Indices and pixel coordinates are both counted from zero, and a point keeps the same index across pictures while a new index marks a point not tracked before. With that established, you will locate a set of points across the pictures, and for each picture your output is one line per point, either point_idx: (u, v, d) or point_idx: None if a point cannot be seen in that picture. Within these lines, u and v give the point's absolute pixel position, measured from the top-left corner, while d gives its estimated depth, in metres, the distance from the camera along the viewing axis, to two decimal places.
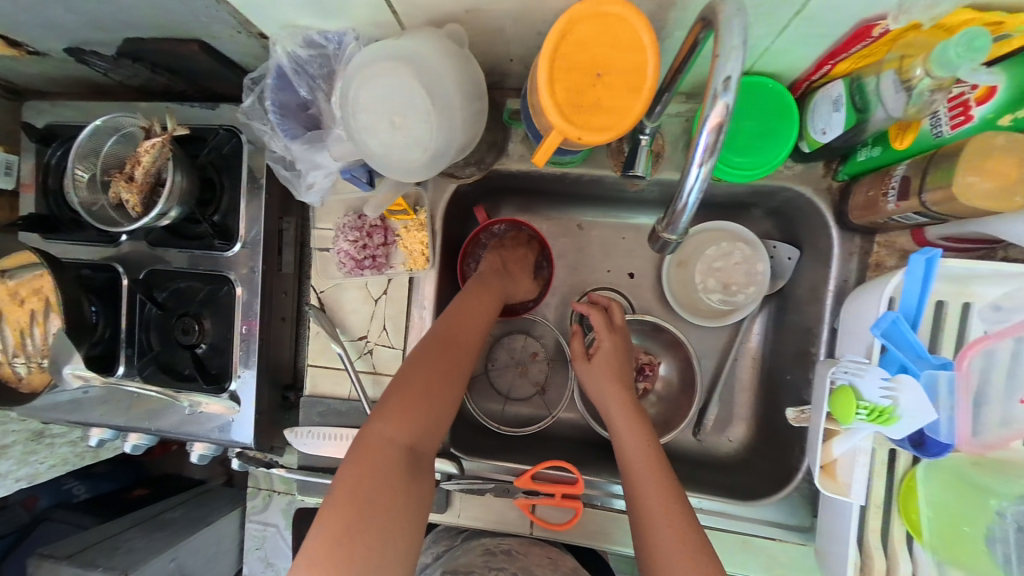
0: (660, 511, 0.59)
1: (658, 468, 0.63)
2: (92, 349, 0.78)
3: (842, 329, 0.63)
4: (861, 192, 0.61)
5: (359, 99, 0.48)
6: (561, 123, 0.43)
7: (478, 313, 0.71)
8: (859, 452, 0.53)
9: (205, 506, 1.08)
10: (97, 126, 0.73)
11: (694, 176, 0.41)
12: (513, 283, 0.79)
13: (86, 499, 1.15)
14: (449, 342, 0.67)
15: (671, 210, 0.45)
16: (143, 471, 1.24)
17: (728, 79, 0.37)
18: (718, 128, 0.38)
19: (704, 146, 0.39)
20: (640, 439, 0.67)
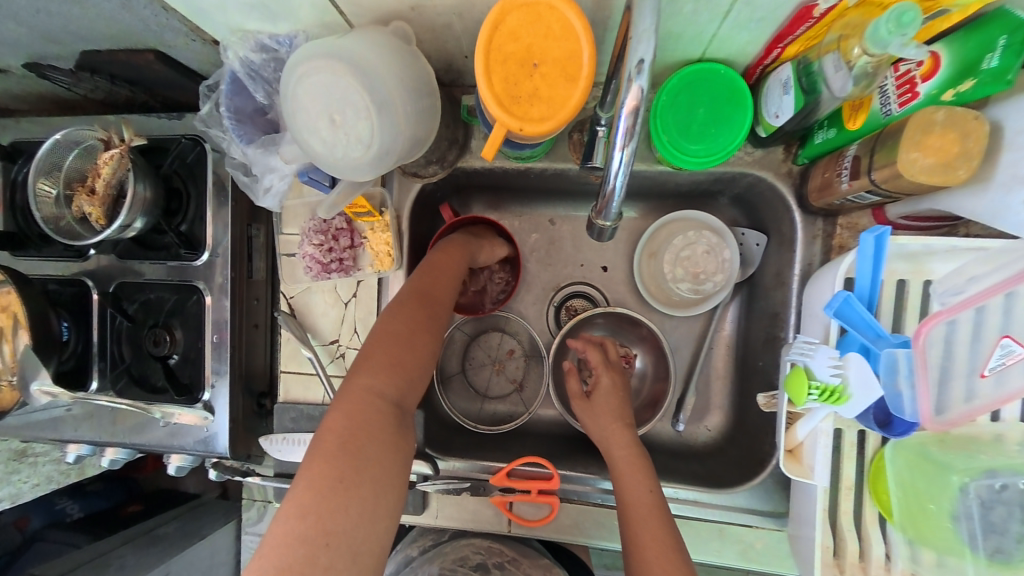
0: (644, 525, 0.62)
1: (659, 511, 0.63)
2: (62, 364, 0.78)
3: (806, 312, 0.63)
4: (817, 174, 0.61)
5: (299, 98, 0.48)
6: (501, 114, 0.43)
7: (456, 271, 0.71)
8: (819, 433, 0.52)
9: (197, 518, 1.08)
10: (56, 140, 0.72)
11: (617, 161, 0.42)
12: (481, 245, 0.76)
13: (79, 518, 1.13)
14: (428, 297, 0.67)
15: (602, 195, 0.47)
16: (137, 488, 1.22)
17: (641, 62, 0.38)
18: (634, 111, 0.39)
19: (622, 130, 0.40)
20: (640, 479, 0.66)
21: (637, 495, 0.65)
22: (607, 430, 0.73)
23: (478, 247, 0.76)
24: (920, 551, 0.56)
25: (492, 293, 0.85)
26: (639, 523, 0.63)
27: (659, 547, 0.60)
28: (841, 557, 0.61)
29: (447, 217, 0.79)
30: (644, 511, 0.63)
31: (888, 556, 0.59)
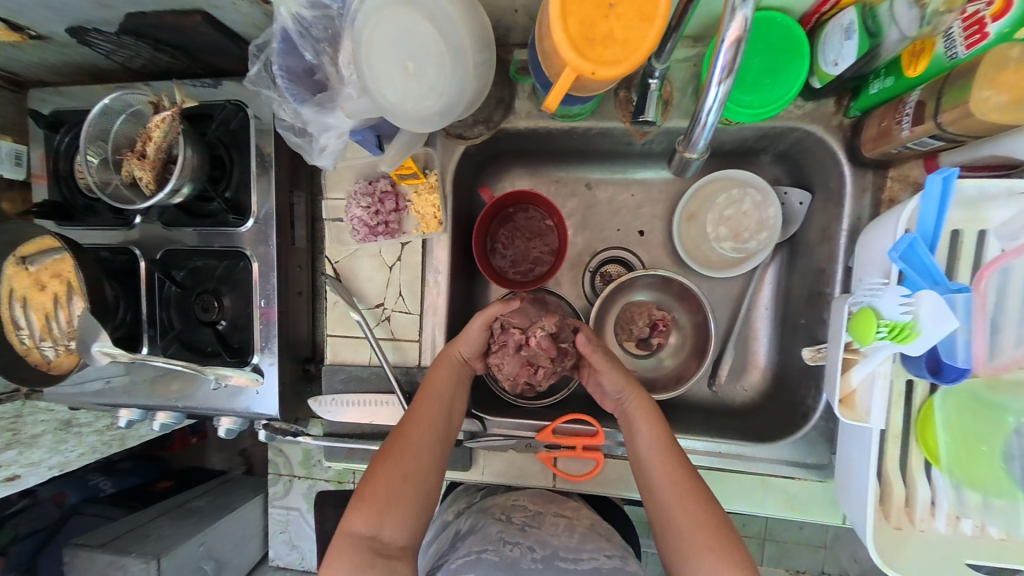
0: (689, 514, 0.58)
1: (705, 515, 0.57)
2: (117, 330, 0.80)
3: (858, 264, 0.61)
4: (873, 125, 0.61)
5: (370, 47, 0.48)
6: (573, 58, 0.44)
7: (435, 391, 0.68)
8: (878, 376, 0.53)
9: (227, 495, 1.31)
10: (105, 105, 0.72)
11: (713, 98, 0.43)
12: (457, 337, 0.71)
13: (113, 493, 1.35)
14: (410, 415, 0.66)
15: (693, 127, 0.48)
16: (166, 467, 1.46)
17: None
18: (736, 43, 0.39)
19: (722, 64, 0.41)
20: (673, 462, 0.61)
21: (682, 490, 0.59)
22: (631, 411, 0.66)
23: (453, 344, 0.72)
24: (966, 494, 0.58)
25: (522, 325, 0.69)
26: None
27: (713, 542, 0.56)
28: (888, 502, 0.61)
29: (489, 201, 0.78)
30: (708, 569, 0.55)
31: (933, 501, 0.60)
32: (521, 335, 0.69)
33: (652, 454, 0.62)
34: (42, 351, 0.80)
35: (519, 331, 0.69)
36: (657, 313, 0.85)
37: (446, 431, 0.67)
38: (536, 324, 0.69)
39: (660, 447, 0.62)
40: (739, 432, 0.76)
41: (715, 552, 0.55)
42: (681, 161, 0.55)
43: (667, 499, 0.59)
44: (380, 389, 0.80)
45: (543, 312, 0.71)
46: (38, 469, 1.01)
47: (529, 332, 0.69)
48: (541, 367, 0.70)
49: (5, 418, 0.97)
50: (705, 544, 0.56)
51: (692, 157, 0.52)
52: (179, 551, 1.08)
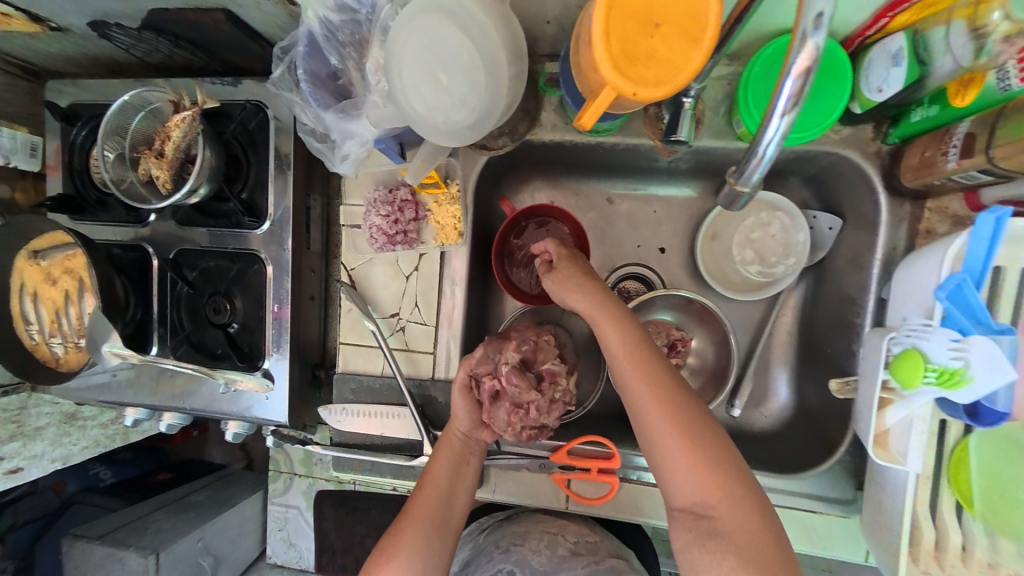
0: (706, 476, 0.53)
1: (722, 476, 0.52)
2: (126, 327, 0.78)
3: (894, 297, 0.59)
4: (914, 153, 0.59)
5: (401, 59, 0.47)
6: (614, 77, 0.42)
7: (436, 478, 0.66)
8: (916, 418, 0.50)
9: (226, 490, 1.29)
10: (124, 101, 0.71)
11: (774, 129, 0.40)
12: (453, 415, 0.69)
13: (111, 483, 1.36)
14: (411, 503, 0.65)
15: (747, 158, 0.44)
16: (164, 459, 1.45)
17: (821, 16, 0.35)
18: (806, 72, 0.37)
19: (789, 94, 0.38)
20: (677, 422, 0.54)
21: (693, 450, 0.53)
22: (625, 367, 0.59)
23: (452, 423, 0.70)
24: (999, 541, 0.55)
25: (490, 369, 0.67)
26: (717, 521, 0.51)
27: (737, 509, 0.51)
28: (917, 546, 0.58)
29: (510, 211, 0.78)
30: (681, 465, 0.53)
31: (963, 547, 0.57)
32: (495, 379, 0.66)
33: (622, 356, 0.59)
34: (51, 347, 0.79)
35: (490, 378, 0.66)
36: (676, 332, 0.81)
37: (446, 522, 0.65)
38: (501, 363, 0.66)
39: (660, 404, 0.55)
40: (756, 461, 0.74)
41: (740, 519, 0.51)
42: (729, 195, 0.50)
43: (640, 398, 0.57)
44: (390, 401, 0.78)
45: (503, 344, 0.68)
46: (40, 463, 1.00)
47: (498, 376, 0.66)
48: (530, 403, 0.65)
49: (9, 410, 0.96)
50: (677, 448, 0.54)
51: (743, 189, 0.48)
52: (177, 546, 1.08)
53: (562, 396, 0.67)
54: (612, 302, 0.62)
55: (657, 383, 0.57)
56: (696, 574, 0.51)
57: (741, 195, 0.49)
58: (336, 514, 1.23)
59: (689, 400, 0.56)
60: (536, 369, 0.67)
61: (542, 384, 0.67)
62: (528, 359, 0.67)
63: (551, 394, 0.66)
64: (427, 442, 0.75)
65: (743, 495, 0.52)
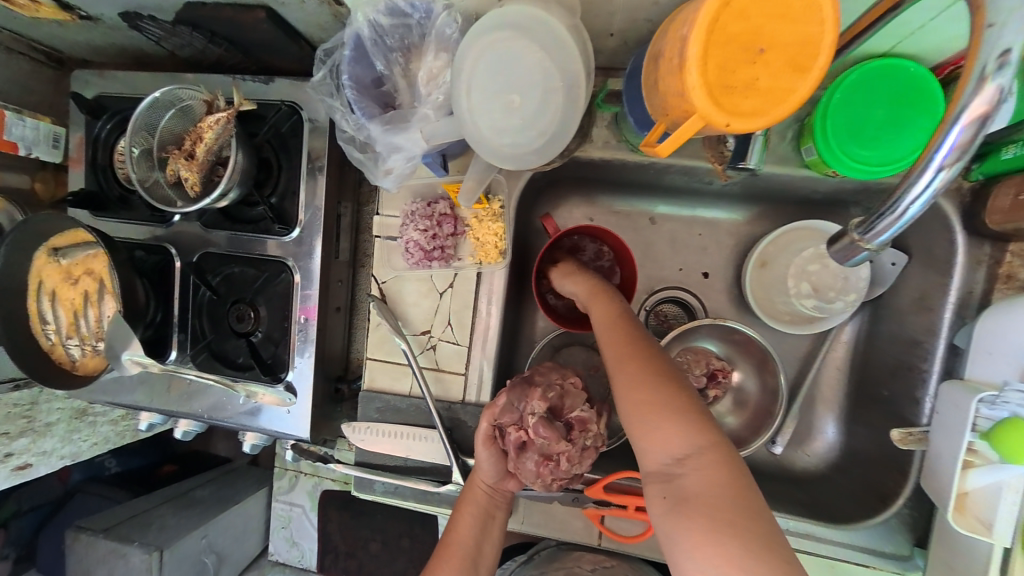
0: (671, 432, 0.46)
1: (689, 432, 0.46)
2: (147, 330, 0.75)
3: (973, 348, 0.54)
4: (1004, 194, 0.55)
5: (473, 78, 0.44)
6: (706, 107, 0.38)
7: (460, 534, 0.65)
8: (1005, 487, 0.46)
9: (231, 486, 1.26)
10: (155, 99, 0.67)
11: (928, 181, 0.37)
12: (477, 467, 0.66)
13: (116, 472, 1.32)
14: (438, 555, 0.65)
15: (878, 213, 0.41)
16: (170, 450, 1.39)
17: (1004, 55, 0.33)
18: (980, 119, 0.34)
19: (953, 144, 0.35)
20: (642, 379, 0.50)
21: (658, 404, 0.48)
22: (602, 337, 0.58)
23: (474, 474, 0.67)
24: None
25: (513, 419, 0.63)
26: (687, 483, 0.44)
27: (711, 473, 0.44)
28: None
29: (551, 230, 0.73)
30: (648, 426, 0.48)
31: None
32: (520, 431, 0.62)
33: (602, 326, 0.59)
34: (67, 349, 0.76)
35: (514, 429, 0.62)
36: (716, 361, 0.78)
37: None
38: (527, 415, 0.62)
39: (627, 362, 0.53)
40: (803, 506, 0.70)
41: (713, 485, 0.43)
42: (843, 249, 0.44)
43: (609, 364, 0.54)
44: (417, 422, 0.74)
45: (526, 391, 0.63)
46: (50, 459, 0.97)
47: (523, 427, 0.62)
48: (560, 454, 0.62)
49: (21, 405, 0.91)
50: (640, 407, 0.49)
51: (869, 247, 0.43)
52: (181, 544, 1.05)
53: (593, 442, 0.63)
54: (607, 287, 0.65)
55: (623, 345, 0.54)
56: (673, 548, 0.44)
57: (862, 253, 0.43)
58: (340, 517, 1.20)
59: (658, 359, 0.52)
60: (562, 418, 0.63)
61: (573, 432, 0.62)
62: (555, 406, 0.63)
63: (582, 443, 0.62)
64: (456, 468, 0.71)
65: (719, 456, 0.45)
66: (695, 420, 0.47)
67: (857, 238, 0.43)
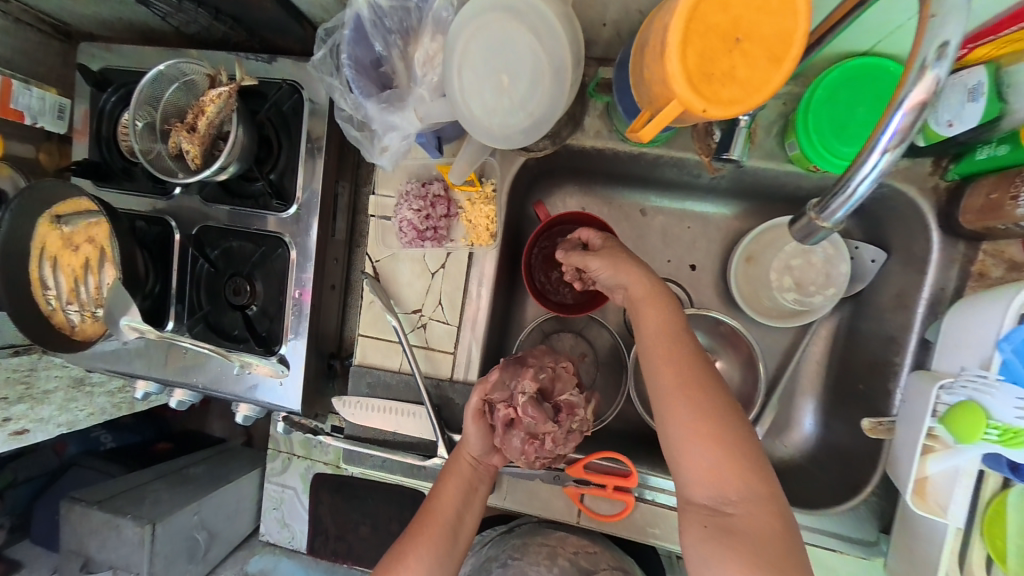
0: (729, 473, 0.48)
1: (746, 474, 0.48)
2: (145, 301, 0.77)
3: (940, 341, 0.56)
4: (978, 194, 0.56)
5: (464, 58, 0.46)
6: (687, 93, 0.39)
7: (443, 503, 0.66)
8: (961, 473, 0.48)
9: (225, 465, 1.28)
10: (160, 71, 0.70)
11: (873, 164, 0.38)
12: (464, 440, 0.68)
13: (111, 448, 1.37)
14: (418, 523, 0.65)
15: (835, 193, 0.42)
16: (166, 428, 1.44)
17: (944, 46, 0.34)
18: (920, 106, 0.36)
19: (896, 129, 0.37)
20: (702, 412, 0.50)
21: (719, 442, 0.49)
22: (653, 350, 0.55)
23: (463, 446, 0.69)
24: None
25: (504, 395, 0.65)
26: (739, 521, 0.47)
27: (763, 513, 0.47)
28: None
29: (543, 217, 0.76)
30: (706, 462, 0.49)
31: None
32: (510, 408, 0.64)
33: (653, 337, 0.56)
34: (67, 314, 0.77)
35: (504, 406, 0.64)
36: None
37: (451, 550, 0.64)
38: (517, 394, 0.63)
39: (684, 388, 0.51)
40: None
41: (765, 527, 0.46)
42: (805, 228, 0.47)
43: (664, 384, 0.52)
44: (406, 398, 0.77)
45: (518, 370, 0.65)
46: (46, 427, 0.99)
47: (513, 405, 0.64)
48: (546, 433, 0.63)
49: (21, 370, 0.93)
50: (701, 442, 0.49)
51: (825, 226, 0.45)
52: (173, 519, 1.07)
53: (579, 426, 0.65)
54: (658, 281, 0.59)
55: (681, 367, 0.52)
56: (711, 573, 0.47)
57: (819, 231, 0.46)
58: (332, 500, 1.23)
59: (716, 386, 0.52)
60: (552, 400, 0.64)
61: (559, 415, 0.64)
62: (545, 388, 0.65)
63: (568, 425, 0.64)
64: (441, 444, 0.73)
65: (766, 497, 0.48)
66: (749, 460, 0.48)
67: (813, 217, 0.45)
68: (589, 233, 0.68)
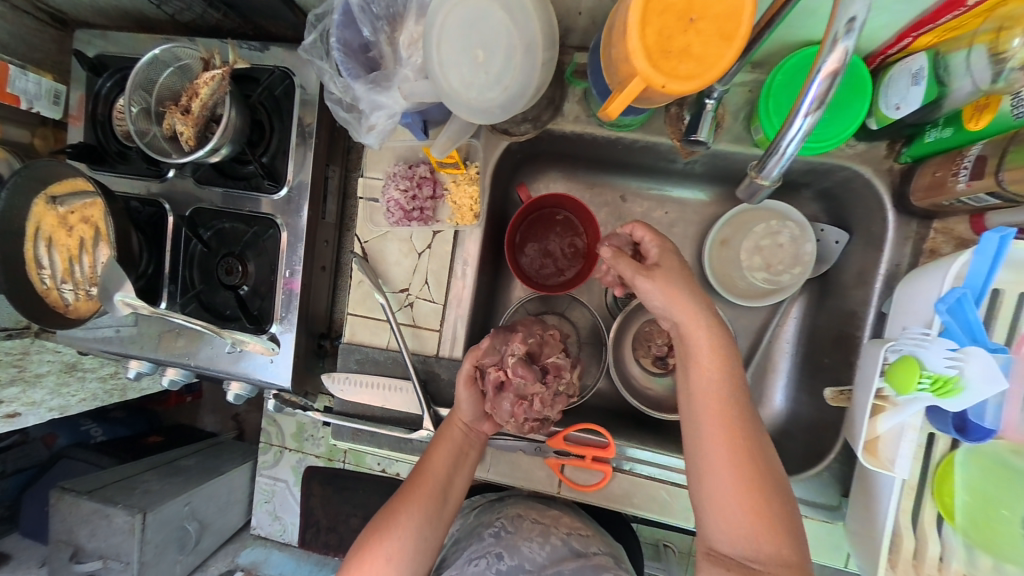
0: (759, 532, 0.52)
1: (777, 534, 0.52)
2: (139, 280, 0.79)
3: (895, 312, 0.60)
4: (926, 173, 0.60)
5: (442, 37, 0.50)
6: (647, 68, 0.43)
7: (435, 467, 0.68)
8: (908, 428, 0.52)
9: (217, 458, 1.30)
10: (155, 55, 0.72)
11: (797, 128, 0.43)
12: (457, 406, 0.70)
13: (102, 440, 1.37)
14: (411, 486, 0.67)
15: (769, 154, 0.47)
16: (157, 421, 1.47)
17: (853, 20, 0.37)
18: (832, 75, 0.39)
19: (813, 95, 0.40)
20: (738, 472, 0.53)
21: (756, 502, 0.52)
22: (699, 401, 0.57)
23: (456, 412, 0.71)
24: (977, 556, 0.55)
25: (494, 358, 0.68)
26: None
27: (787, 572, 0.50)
28: (896, 552, 0.60)
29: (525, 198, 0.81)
30: (740, 521, 0.52)
31: (941, 557, 0.58)
32: (501, 371, 0.67)
33: (701, 388, 0.57)
34: (62, 292, 0.80)
35: (496, 370, 0.67)
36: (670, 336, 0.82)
37: (440, 510, 0.67)
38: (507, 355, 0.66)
39: (725, 444, 0.54)
40: None
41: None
42: (749, 187, 0.53)
43: (710, 438, 0.55)
44: (393, 374, 0.79)
45: (508, 336, 0.69)
46: (40, 410, 1.03)
47: (503, 368, 0.66)
48: (534, 395, 0.66)
49: (12, 355, 0.92)
50: (737, 500, 0.53)
51: (763, 183, 0.50)
52: (164, 508, 1.08)
53: (565, 388, 0.69)
54: (720, 331, 0.58)
55: (726, 423, 0.55)
56: None
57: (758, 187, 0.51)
58: (323, 492, 1.24)
59: (762, 446, 0.55)
60: (540, 363, 0.68)
61: (547, 376, 0.68)
62: (534, 351, 0.68)
63: (555, 387, 0.67)
64: (428, 417, 0.76)
65: (794, 561, 0.51)
66: (779, 521, 0.52)
67: (754, 176, 0.51)
68: (645, 236, 0.64)
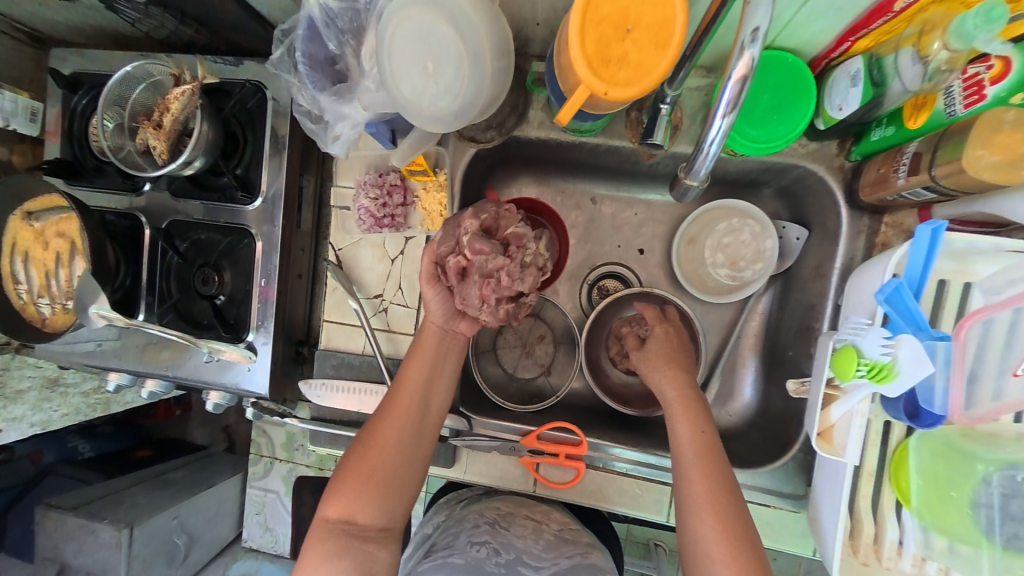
0: None
1: None
2: (115, 293, 0.80)
3: (848, 304, 0.62)
4: (872, 170, 0.63)
5: (395, 49, 0.52)
6: (588, 76, 0.45)
7: (415, 372, 0.69)
8: (856, 414, 0.55)
9: (205, 470, 1.30)
10: (126, 72, 0.74)
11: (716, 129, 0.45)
12: (427, 309, 0.73)
13: (89, 456, 1.36)
14: (392, 394, 0.68)
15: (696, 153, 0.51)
16: (145, 435, 1.47)
17: (756, 30, 0.40)
18: (742, 80, 0.42)
19: (727, 99, 0.43)
20: (720, 536, 0.57)
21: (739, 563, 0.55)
22: (685, 460, 0.63)
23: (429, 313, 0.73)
24: (933, 537, 0.58)
25: (451, 243, 0.70)
26: None
27: None
28: (857, 539, 0.61)
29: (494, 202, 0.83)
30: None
31: (901, 541, 0.60)
32: (458, 256, 0.69)
33: (693, 454, 0.63)
34: (39, 307, 0.80)
35: (455, 255, 0.69)
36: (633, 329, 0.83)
37: (424, 421, 0.68)
38: (461, 236, 0.68)
39: (708, 505, 0.59)
40: None
41: None
42: (681, 188, 0.57)
43: (698, 495, 0.60)
44: (369, 378, 0.80)
45: (458, 223, 0.71)
46: (19, 425, 1.00)
47: (461, 250, 0.69)
48: (498, 270, 0.68)
49: None
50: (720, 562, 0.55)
51: (692, 183, 0.54)
52: (151, 522, 1.06)
53: (530, 258, 0.70)
54: (699, 406, 0.68)
55: (711, 485, 0.60)
56: None
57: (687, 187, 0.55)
58: (313, 500, 1.26)
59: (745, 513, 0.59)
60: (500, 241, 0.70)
61: (510, 249, 0.69)
62: (490, 228, 0.70)
63: (519, 259, 0.69)
64: None
65: None
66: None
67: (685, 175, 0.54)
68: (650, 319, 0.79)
